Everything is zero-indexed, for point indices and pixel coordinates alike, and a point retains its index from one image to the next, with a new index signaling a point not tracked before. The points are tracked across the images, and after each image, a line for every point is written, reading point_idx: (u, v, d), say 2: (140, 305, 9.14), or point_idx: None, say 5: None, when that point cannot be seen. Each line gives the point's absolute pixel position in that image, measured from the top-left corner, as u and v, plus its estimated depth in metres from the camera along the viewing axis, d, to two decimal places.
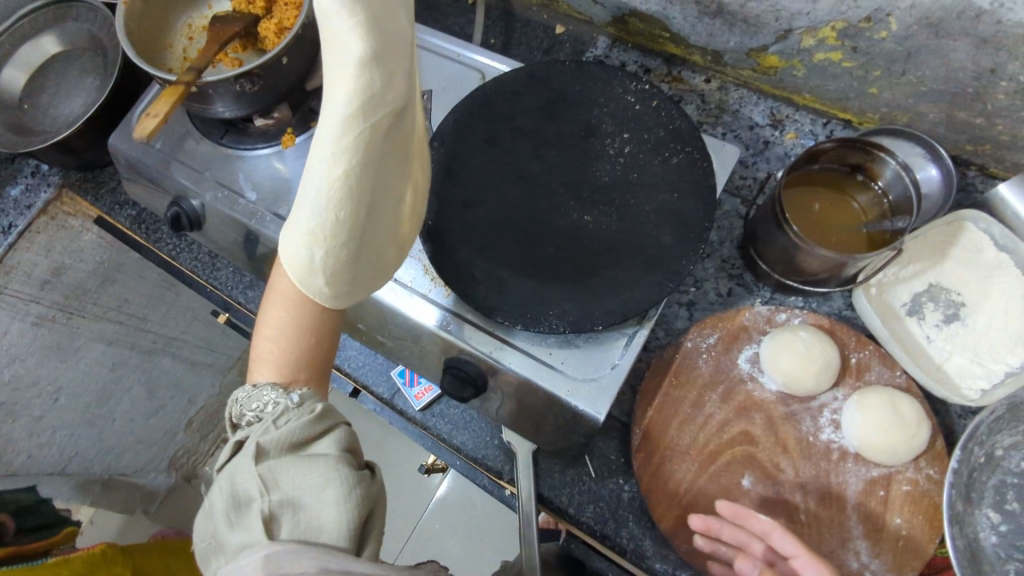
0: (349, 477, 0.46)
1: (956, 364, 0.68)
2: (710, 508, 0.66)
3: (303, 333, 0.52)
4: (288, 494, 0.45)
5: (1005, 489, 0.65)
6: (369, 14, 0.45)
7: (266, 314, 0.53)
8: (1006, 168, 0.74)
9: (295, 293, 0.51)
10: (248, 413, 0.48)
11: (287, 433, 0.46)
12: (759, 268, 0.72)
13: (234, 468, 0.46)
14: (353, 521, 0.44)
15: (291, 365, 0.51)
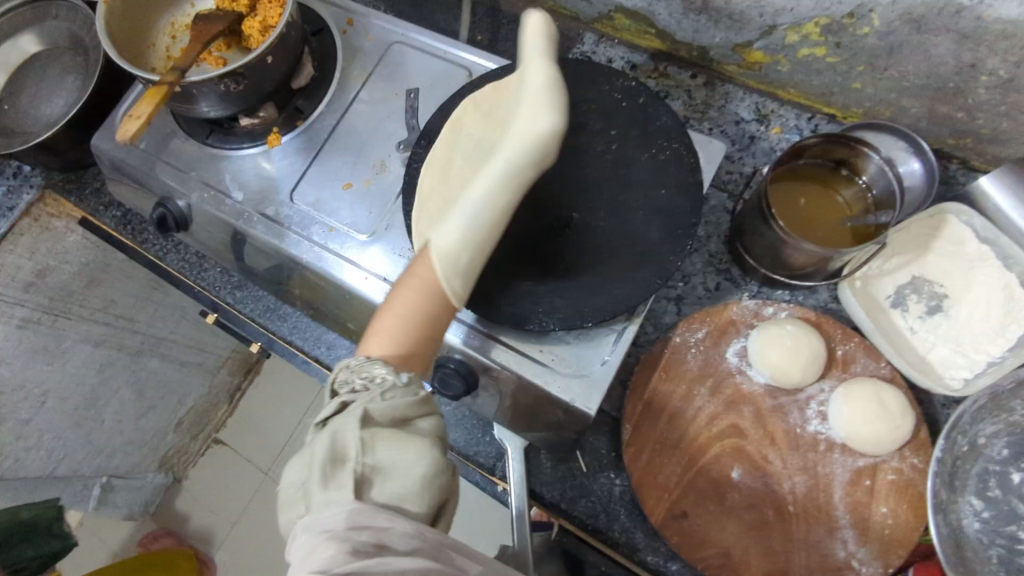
0: (439, 462, 0.47)
1: (939, 355, 0.70)
2: (702, 501, 0.67)
3: (428, 321, 0.55)
4: (382, 463, 0.45)
5: (987, 477, 0.67)
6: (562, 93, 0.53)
7: (398, 292, 0.55)
8: (987, 161, 0.75)
9: (434, 282, 0.54)
10: (357, 382, 0.48)
11: (393, 406, 0.47)
12: (746, 263, 0.73)
13: (333, 427, 0.45)
14: (433, 499, 0.45)
15: (405, 348, 0.53)
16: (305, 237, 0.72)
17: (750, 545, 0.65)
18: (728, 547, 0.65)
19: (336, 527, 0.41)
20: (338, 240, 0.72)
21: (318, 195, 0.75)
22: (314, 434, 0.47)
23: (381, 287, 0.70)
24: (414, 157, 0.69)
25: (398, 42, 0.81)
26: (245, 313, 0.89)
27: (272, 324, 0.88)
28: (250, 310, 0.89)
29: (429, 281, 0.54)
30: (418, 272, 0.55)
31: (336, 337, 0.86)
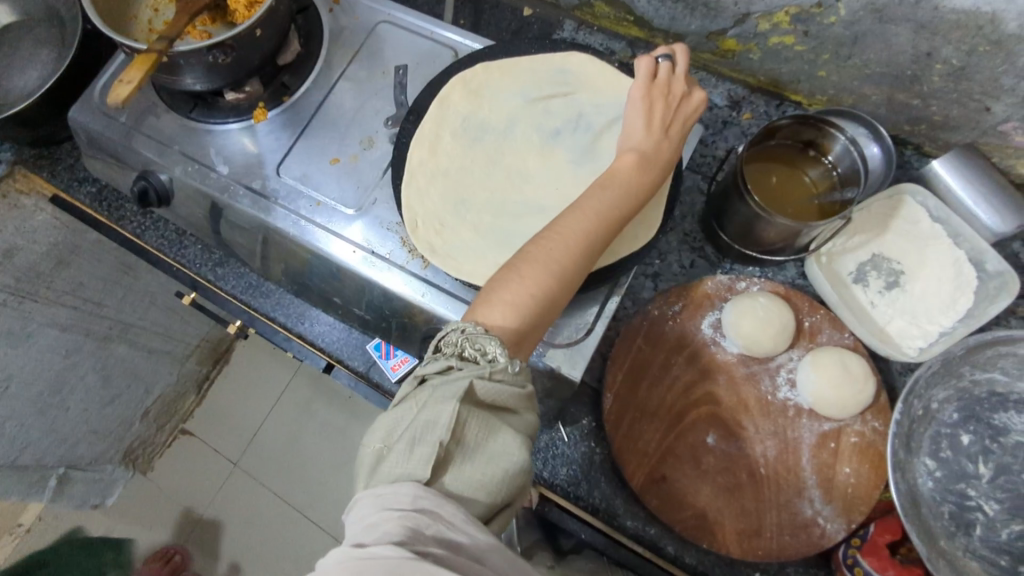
0: (526, 462, 0.44)
1: (897, 326, 0.74)
2: (680, 464, 0.70)
3: (550, 303, 0.52)
4: (467, 443, 0.43)
5: (939, 439, 0.72)
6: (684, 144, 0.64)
7: (531, 265, 0.52)
8: (938, 147, 0.81)
9: (568, 267, 0.52)
10: (468, 352, 0.47)
11: (497, 389, 0.45)
12: (720, 239, 0.76)
13: (433, 392, 0.44)
14: (504, 493, 0.43)
15: (523, 327, 0.50)
16: (292, 211, 0.73)
17: (725, 506, 0.68)
18: (704, 508, 0.68)
19: (400, 507, 0.39)
20: (325, 214, 0.73)
21: (305, 170, 0.75)
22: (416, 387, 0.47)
23: (369, 259, 0.71)
24: (403, 132, 0.71)
25: (384, 21, 0.82)
26: (226, 290, 0.88)
27: (255, 301, 0.88)
28: (232, 288, 0.88)
29: (562, 268, 0.52)
30: (555, 254, 0.53)
31: (319, 313, 0.87)
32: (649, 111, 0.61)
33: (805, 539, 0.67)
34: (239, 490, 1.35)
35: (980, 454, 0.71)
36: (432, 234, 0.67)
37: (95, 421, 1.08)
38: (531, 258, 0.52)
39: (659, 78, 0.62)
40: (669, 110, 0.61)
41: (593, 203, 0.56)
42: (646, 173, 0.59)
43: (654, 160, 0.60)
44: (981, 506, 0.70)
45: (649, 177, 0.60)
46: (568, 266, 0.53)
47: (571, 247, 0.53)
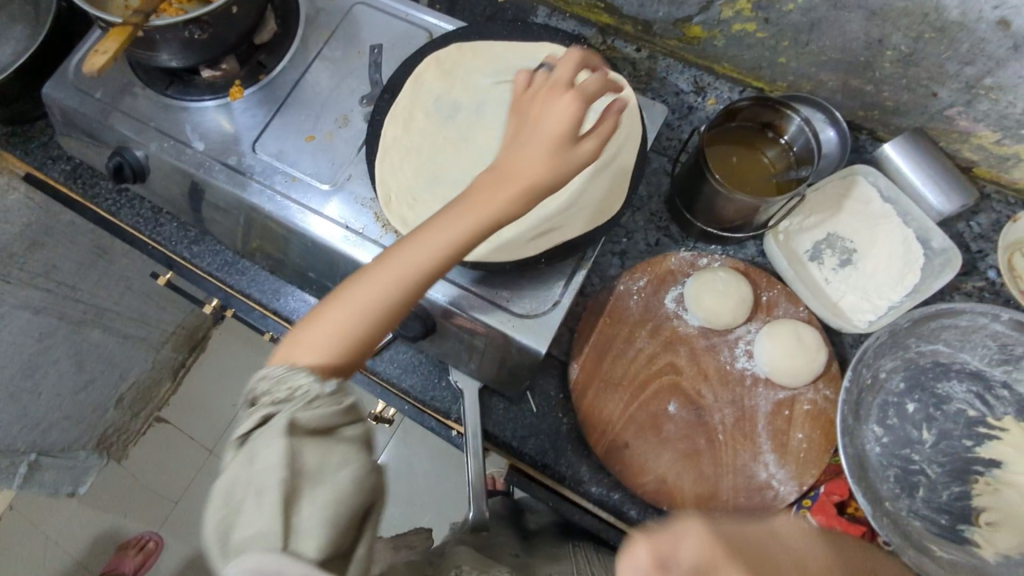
0: (369, 466, 0.44)
1: (849, 301, 0.78)
2: (641, 432, 0.73)
3: (365, 333, 0.50)
4: (307, 473, 0.42)
5: (887, 407, 0.76)
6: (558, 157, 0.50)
7: (342, 298, 0.50)
8: (890, 132, 0.85)
9: (380, 301, 0.49)
10: (277, 392, 0.46)
11: (318, 415, 0.44)
12: (684, 218, 0.79)
13: (256, 442, 0.43)
14: (359, 503, 0.43)
15: (334, 357, 0.49)
16: (267, 186, 0.75)
17: (683, 471, 0.72)
18: (665, 473, 0.72)
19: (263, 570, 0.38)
20: (300, 190, 0.74)
21: (280, 147, 0.77)
22: (232, 451, 0.44)
23: (343, 234, 0.73)
24: (377, 109, 0.73)
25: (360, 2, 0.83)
26: (202, 267, 0.90)
27: (230, 278, 0.89)
28: (208, 265, 0.89)
29: (368, 295, 0.49)
30: (367, 282, 0.50)
31: (294, 289, 0.88)
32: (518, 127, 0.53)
33: (759, 501, 0.71)
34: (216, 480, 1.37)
35: (923, 421, 0.76)
36: (405, 208, 0.70)
37: (68, 406, 1.18)
38: (347, 289, 0.50)
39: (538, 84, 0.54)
40: (531, 121, 0.52)
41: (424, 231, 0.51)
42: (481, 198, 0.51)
43: (508, 171, 0.50)
44: (924, 469, 0.74)
45: (504, 196, 0.50)
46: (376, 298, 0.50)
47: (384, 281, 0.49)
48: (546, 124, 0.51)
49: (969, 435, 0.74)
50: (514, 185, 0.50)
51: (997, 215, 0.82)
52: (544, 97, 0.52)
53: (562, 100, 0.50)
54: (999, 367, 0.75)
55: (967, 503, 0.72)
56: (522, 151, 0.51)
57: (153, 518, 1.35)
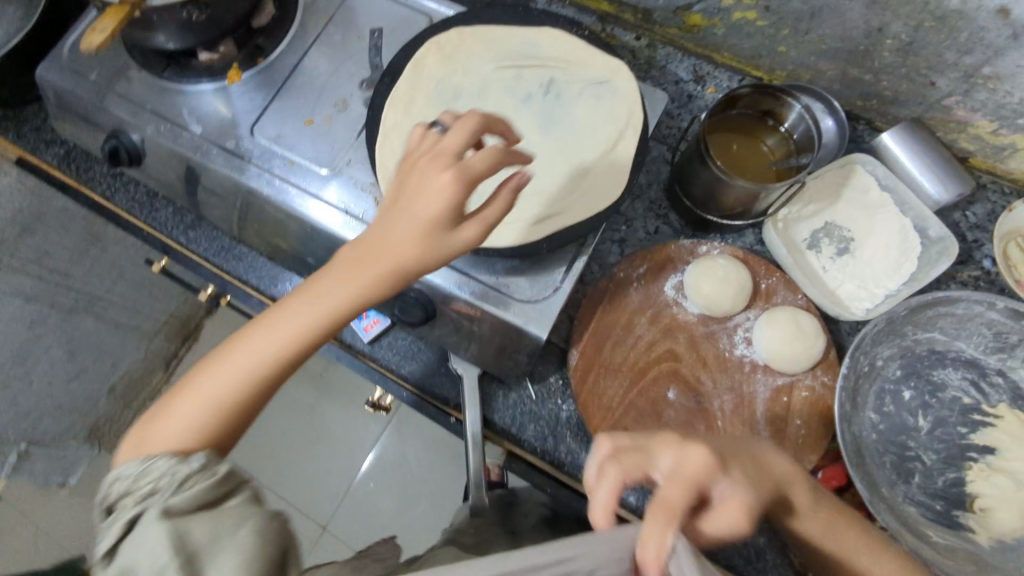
0: (269, 516, 0.43)
1: (846, 289, 0.79)
2: (640, 418, 0.73)
3: (235, 409, 0.49)
4: (200, 545, 0.41)
5: (883, 394, 0.77)
6: (434, 231, 0.49)
7: (212, 371, 0.49)
8: (888, 122, 0.85)
9: (248, 374, 0.49)
10: (136, 489, 0.44)
11: (191, 497, 0.43)
12: (684, 205, 0.80)
13: (133, 541, 0.41)
14: (268, 554, 0.41)
15: (199, 435, 0.47)
16: (265, 170, 0.74)
17: None
18: None
19: None
20: (300, 174, 0.74)
21: (278, 131, 0.76)
22: (103, 566, 0.42)
23: (342, 219, 0.72)
24: (377, 93, 0.72)
25: None
26: (198, 252, 0.89)
27: (227, 264, 0.88)
28: (204, 250, 0.89)
29: (236, 369, 0.49)
30: (237, 353, 0.49)
31: (293, 275, 0.87)
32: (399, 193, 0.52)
33: None
34: None
35: (919, 409, 0.76)
36: None
37: (56, 395, 1.18)
38: (216, 362, 0.49)
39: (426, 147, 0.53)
40: (411, 191, 0.50)
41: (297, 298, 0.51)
42: (353, 269, 0.51)
43: (382, 248, 0.50)
44: (920, 456, 0.75)
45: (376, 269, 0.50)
46: (236, 383, 0.49)
47: (253, 352, 0.49)
48: (423, 198, 0.49)
49: (965, 422, 0.75)
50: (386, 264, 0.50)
51: (993, 205, 0.83)
52: (425, 163, 0.51)
53: (441, 175, 0.49)
54: (994, 355, 0.77)
55: (962, 489, 0.73)
56: (395, 224, 0.50)
57: None
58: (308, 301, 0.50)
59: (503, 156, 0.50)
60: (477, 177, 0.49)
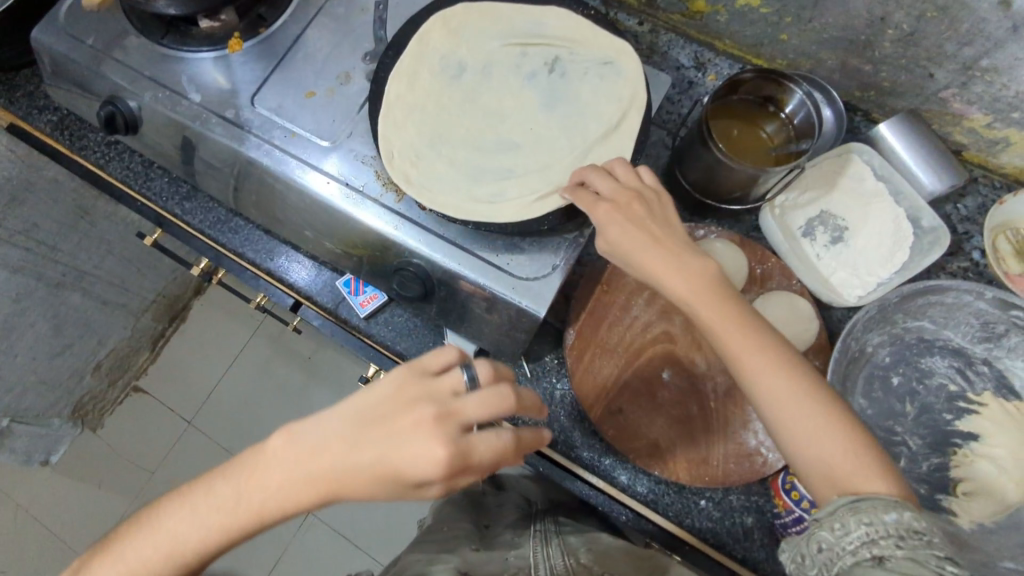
0: None
1: (839, 277, 0.80)
2: (634, 396, 0.74)
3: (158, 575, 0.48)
4: None
5: (873, 380, 0.78)
6: (388, 487, 0.45)
7: (152, 535, 0.48)
8: (885, 114, 0.87)
9: (180, 553, 0.47)
10: None
11: None
12: (683, 189, 0.80)
13: None
14: None
15: None
16: (265, 141, 0.73)
17: (676, 436, 0.73)
18: (657, 438, 0.73)
19: None
20: (301, 146, 0.73)
21: (279, 101, 0.75)
22: None
23: (343, 191, 0.71)
24: (381, 66, 0.72)
25: None
26: (194, 225, 0.88)
27: (222, 236, 0.87)
28: (199, 222, 0.87)
29: (171, 542, 0.48)
30: (176, 521, 0.48)
31: (290, 250, 0.86)
32: (381, 415, 0.47)
33: (748, 467, 0.71)
34: (193, 445, 1.53)
35: (907, 395, 0.78)
36: (407, 165, 0.69)
37: (42, 371, 1.26)
38: (159, 521, 0.49)
39: (445, 383, 0.48)
40: (394, 433, 0.46)
41: (249, 479, 0.47)
42: (300, 486, 0.46)
43: (338, 479, 0.45)
44: (906, 441, 0.76)
45: (322, 488, 0.46)
46: (157, 556, 0.48)
47: (185, 534, 0.47)
48: (399, 451, 0.45)
49: (950, 408, 0.77)
50: (335, 495, 0.46)
51: (984, 198, 0.84)
52: (426, 414, 0.46)
53: (431, 447, 0.44)
54: (980, 344, 0.78)
55: (946, 474, 0.74)
56: (361, 461, 0.45)
57: (129, 488, 1.47)
58: (242, 495, 0.47)
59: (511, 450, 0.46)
60: (468, 463, 0.45)
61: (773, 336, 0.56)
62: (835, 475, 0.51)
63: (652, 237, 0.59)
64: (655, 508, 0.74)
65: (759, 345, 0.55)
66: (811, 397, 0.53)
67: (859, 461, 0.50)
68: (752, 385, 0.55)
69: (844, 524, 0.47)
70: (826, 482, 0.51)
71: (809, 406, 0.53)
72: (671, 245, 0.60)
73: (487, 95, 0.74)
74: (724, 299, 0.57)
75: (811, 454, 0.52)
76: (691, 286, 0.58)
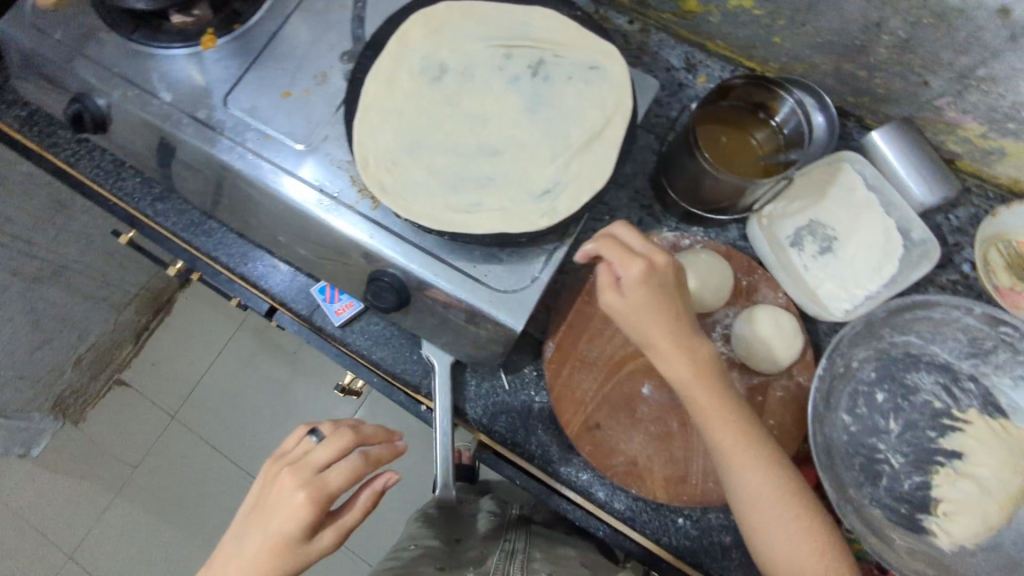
0: None
1: (826, 289, 0.78)
2: (614, 412, 0.72)
3: None
4: None
5: (857, 396, 0.77)
6: (277, 550, 0.52)
7: None
8: (878, 121, 0.85)
9: None
10: None
11: None
12: (669, 197, 0.79)
13: None
14: None
15: None
16: (237, 143, 0.71)
17: (655, 453, 0.71)
18: (635, 455, 0.71)
19: None
20: (274, 149, 0.70)
21: (253, 102, 0.72)
22: None
23: (317, 197, 0.68)
24: (359, 66, 0.70)
25: None
26: (166, 226, 0.85)
27: (195, 239, 0.85)
28: (172, 224, 0.85)
29: None
30: None
31: (263, 254, 0.84)
32: (259, 504, 0.56)
33: (727, 486, 0.70)
34: (174, 443, 1.48)
35: (891, 411, 0.76)
36: (383, 172, 0.67)
37: (20, 366, 1.27)
38: None
39: (297, 452, 0.59)
40: (267, 507, 0.54)
41: None
42: None
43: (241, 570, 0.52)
44: (888, 459, 0.75)
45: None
46: None
47: None
48: (274, 518, 0.53)
49: (934, 426, 0.75)
50: None
51: (976, 208, 0.82)
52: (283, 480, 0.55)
53: (293, 496, 0.53)
54: (966, 361, 0.76)
55: (928, 494, 0.73)
56: (252, 547, 0.53)
57: (112, 481, 1.45)
58: None
59: (358, 468, 0.55)
60: (328, 490, 0.54)
61: (755, 433, 0.63)
62: (804, 563, 0.60)
63: (670, 312, 0.63)
64: (633, 524, 0.73)
65: (751, 441, 0.63)
66: (791, 491, 0.62)
67: (822, 552, 0.60)
68: (741, 477, 0.62)
69: None
70: (782, 569, 0.60)
71: (781, 502, 0.61)
72: (685, 324, 0.64)
73: (468, 97, 0.71)
74: (716, 386, 0.64)
75: (773, 545, 0.61)
76: (697, 368, 0.63)
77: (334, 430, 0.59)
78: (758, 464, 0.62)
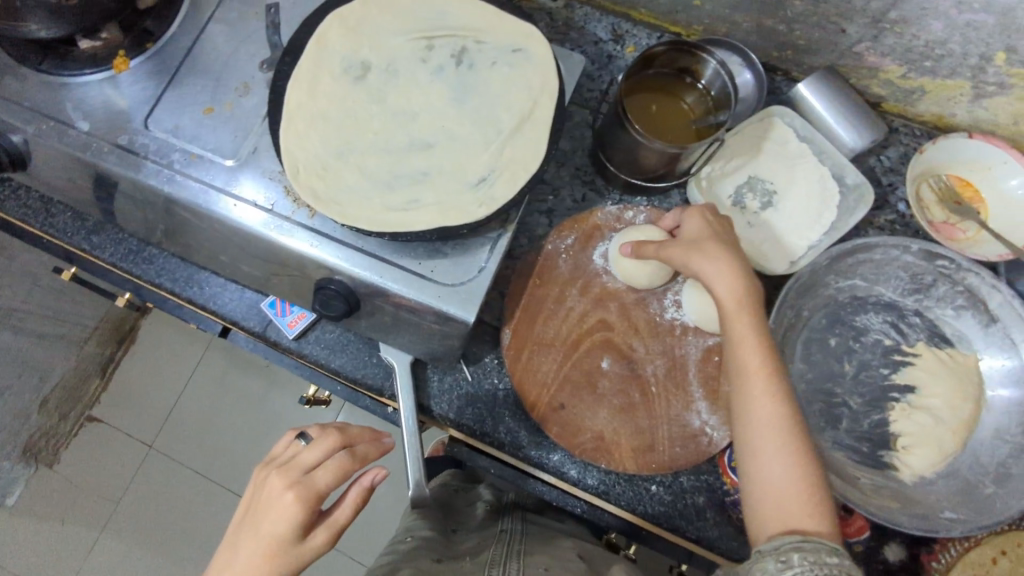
0: None
1: (771, 244, 0.79)
2: (576, 391, 0.74)
3: None
4: None
5: (811, 343, 0.79)
6: (269, 552, 0.52)
7: None
8: (804, 72, 0.86)
9: None
10: None
11: None
12: (609, 170, 0.79)
13: None
14: None
15: None
16: (163, 166, 0.68)
17: (621, 425, 0.73)
18: (601, 430, 0.73)
19: None
20: (202, 168, 0.68)
21: (176, 121, 0.70)
22: None
23: (252, 212, 0.67)
24: (278, 74, 0.68)
25: None
26: (105, 259, 0.83)
27: (137, 268, 0.83)
28: (110, 255, 0.83)
29: None
30: None
31: (209, 275, 0.83)
32: (249, 509, 0.55)
33: (693, 449, 0.73)
34: (155, 472, 1.46)
35: (844, 354, 0.79)
36: (314, 179, 0.66)
37: None
38: None
39: (285, 455, 0.59)
40: (257, 511, 0.54)
41: None
42: None
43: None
44: (847, 401, 0.77)
45: None
46: None
47: None
48: (264, 520, 0.53)
49: (885, 363, 0.78)
50: None
51: (905, 147, 0.85)
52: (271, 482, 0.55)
53: (283, 495, 0.53)
54: (910, 297, 0.79)
55: (887, 430, 0.75)
56: (244, 550, 0.52)
57: (96, 518, 1.42)
58: None
59: (347, 465, 0.56)
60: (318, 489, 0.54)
61: (788, 383, 0.57)
62: (790, 506, 0.53)
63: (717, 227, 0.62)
64: (608, 498, 0.74)
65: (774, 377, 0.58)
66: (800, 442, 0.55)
67: (813, 510, 0.53)
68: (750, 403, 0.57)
69: (788, 558, 0.50)
70: (765, 513, 0.54)
71: (781, 446, 0.55)
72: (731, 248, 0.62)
73: (393, 93, 0.70)
74: (759, 322, 0.60)
75: (766, 485, 0.55)
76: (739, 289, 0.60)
77: (322, 430, 0.59)
78: (781, 404, 0.56)
